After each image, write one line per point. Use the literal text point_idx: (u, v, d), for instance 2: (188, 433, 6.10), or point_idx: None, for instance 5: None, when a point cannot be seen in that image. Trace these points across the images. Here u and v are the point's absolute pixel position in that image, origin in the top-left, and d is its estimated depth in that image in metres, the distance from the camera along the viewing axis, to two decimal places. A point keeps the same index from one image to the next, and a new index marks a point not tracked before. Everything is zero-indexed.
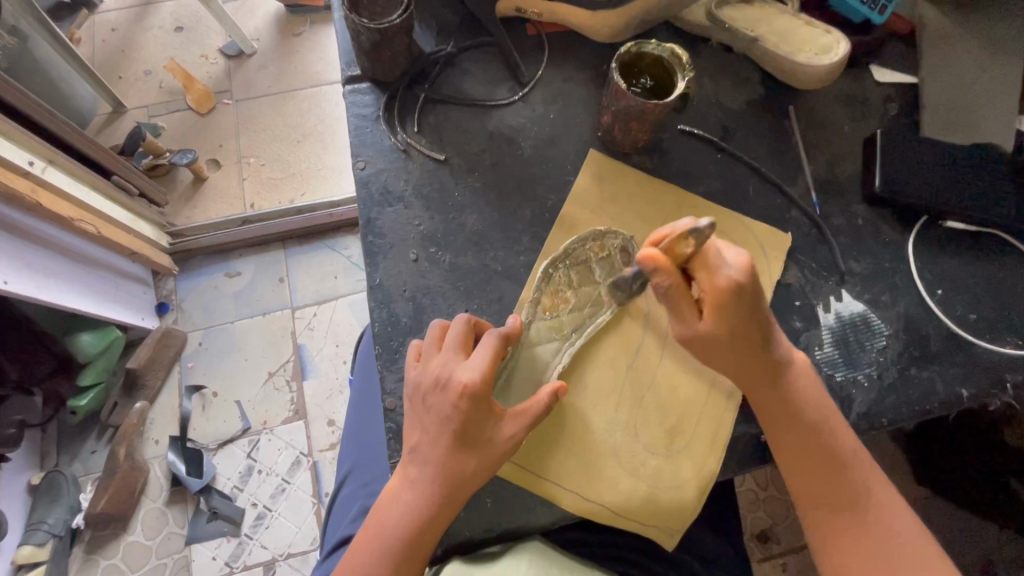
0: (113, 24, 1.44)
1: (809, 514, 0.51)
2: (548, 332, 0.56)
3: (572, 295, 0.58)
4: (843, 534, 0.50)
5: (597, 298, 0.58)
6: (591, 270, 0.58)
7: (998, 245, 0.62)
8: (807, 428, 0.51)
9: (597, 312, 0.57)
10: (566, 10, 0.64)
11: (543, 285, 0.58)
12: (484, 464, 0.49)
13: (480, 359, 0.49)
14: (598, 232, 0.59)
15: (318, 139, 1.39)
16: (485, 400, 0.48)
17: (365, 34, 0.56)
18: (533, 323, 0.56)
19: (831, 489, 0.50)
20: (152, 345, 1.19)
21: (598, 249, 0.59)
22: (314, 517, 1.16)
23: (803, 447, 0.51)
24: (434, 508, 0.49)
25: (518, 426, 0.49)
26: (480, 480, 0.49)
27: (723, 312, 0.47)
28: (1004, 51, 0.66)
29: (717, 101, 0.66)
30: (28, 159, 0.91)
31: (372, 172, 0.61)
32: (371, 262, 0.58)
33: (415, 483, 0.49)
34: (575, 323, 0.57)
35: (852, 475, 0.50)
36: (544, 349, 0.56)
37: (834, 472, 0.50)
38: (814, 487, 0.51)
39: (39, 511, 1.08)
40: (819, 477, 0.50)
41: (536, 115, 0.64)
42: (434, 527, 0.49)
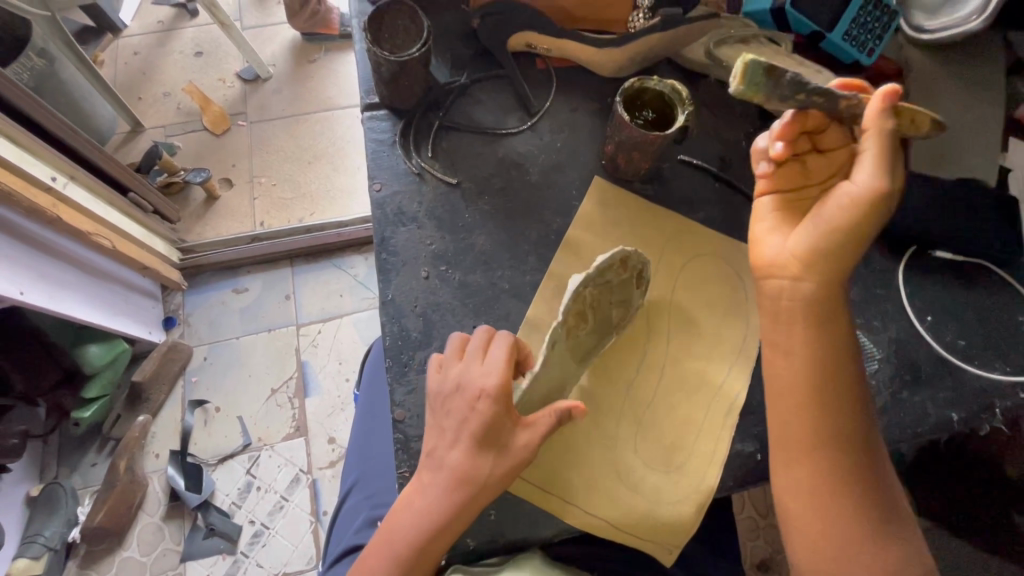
0: (136, 48, 1.50)
1: (805, 467, 0.50)
2: (569, 357, 0.57)
3: (592, 317, 0.58)
4: (830, 479, 0.49)
5: (609, 321, 0.59)
6: (611, 289, 0.58)
7: (985, 275, 0.65)
8: (837, 366, 0.50)
9: (608, 335, 0.60)
10: (573, 46, 0.68)
11: (572, 304, 0.55)
12: (494, 474, 0.51)
13: (498, 363, 0.52)
14: (624, 252, 0.57)
15: (329, 161, 1.44)
16: (501, 407, 0.51)
17: (385, 66, 0.60)
18: (557, 344, 0.54)
19: (838, 433, 0.50)
20: (158, 358, 1.22)
21: (622, 268, 0.57)
22: (312, 536, 1.16)
23: (828, 385, 0.50)
24: (443, 518, 0.50)
25: (535, 436, 0.52)
26: (491, 488, 0.51)
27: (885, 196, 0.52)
28: (987, 90, 0.68)
29: (716, 133, 0.70)
30: (51, 174, 0.95)
31: (387, 194, 0.64)
32: (384, 278, 0.61)
33: (421, 494, 0.51)
34: (587, 347, 0.58)
35: (861, 422, 0.50)
36: (561, 373, 0.57)
37: (841, 415, 0.50)
38: (826, 430, 0.49)
39: (36, 524, 1.08)
40: (834, 420, 0.50)
41: (543, 143, 0.68)
42: (444, 534, 0.50)
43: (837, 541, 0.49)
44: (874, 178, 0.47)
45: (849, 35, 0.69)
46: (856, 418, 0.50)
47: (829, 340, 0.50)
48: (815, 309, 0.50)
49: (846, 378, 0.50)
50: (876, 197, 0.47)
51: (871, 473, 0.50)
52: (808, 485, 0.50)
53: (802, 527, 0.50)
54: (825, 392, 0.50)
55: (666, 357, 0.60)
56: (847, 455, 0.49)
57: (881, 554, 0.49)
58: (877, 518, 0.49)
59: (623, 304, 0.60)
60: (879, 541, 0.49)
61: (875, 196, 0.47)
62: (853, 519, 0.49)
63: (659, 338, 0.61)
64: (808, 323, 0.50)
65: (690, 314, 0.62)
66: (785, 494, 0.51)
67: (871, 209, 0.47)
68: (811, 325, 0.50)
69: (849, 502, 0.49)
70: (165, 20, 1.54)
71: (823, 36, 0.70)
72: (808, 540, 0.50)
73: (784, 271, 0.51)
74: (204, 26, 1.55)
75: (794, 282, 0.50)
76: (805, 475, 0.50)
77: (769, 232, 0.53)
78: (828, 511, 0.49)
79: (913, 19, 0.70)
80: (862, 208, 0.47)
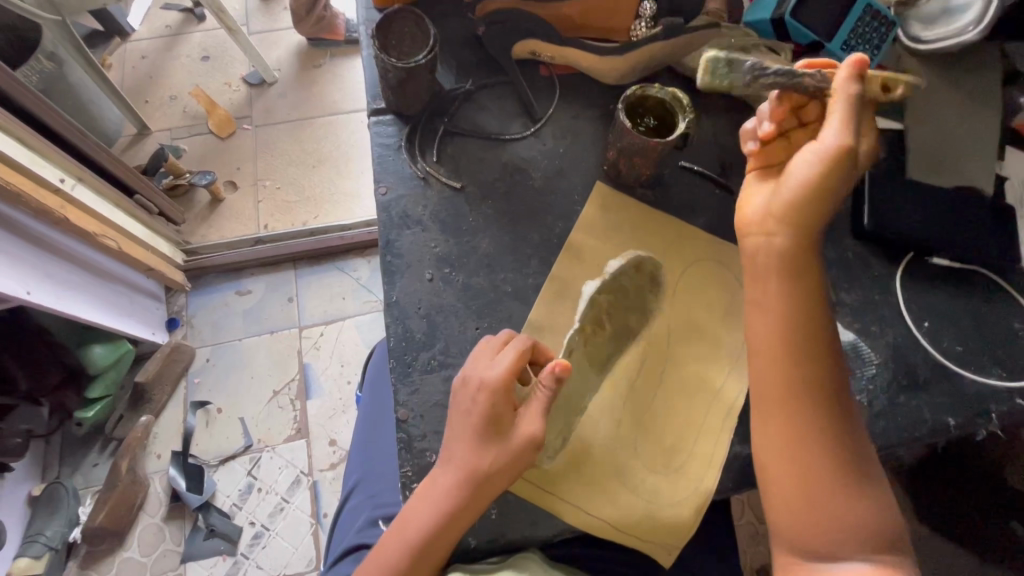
0: (143, 52, 1.52)
1: (777, 420, 0.50)
2: (583, 362, 0.59)
3: (609, 324, 0.61)
4: (807, 431, 0.49)
5: (630, 329, 0.61)
6: (628, 296, 0.62)
7: (981, 281, 0.66)
8: (811, 319, 0.50)
9: (625, 344, 0.61)
10: (577, 54, 0.69)
11: (586, 310, 0.61)
12: (496, 465, 0.52)
13: (505, 360, 0.53)
14: (638, 259, 0.64)
15: (333, 165, 1.45)
16: (503, 401, 0.53)
17: (392, 72, 0.62)
18: (573, 350, 0.59)
19: (812, 385, 0.49)
20: (163, 358, 1.22)
21: (637, 277, 0.64)
22: (312, 538, 1.16)
23: (801, 339, 0.50)
24: (446, 517, 0.51)
25: (538, 423, 0.53)
26: (496, 482, 0.52)
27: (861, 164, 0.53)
28: (983, 100, 0.69)
29: (717, 140, 0.71)
30: (59, 176, 0.96)
31: (392, 198, 0.65)
32: (389, 280, 0.62)
33: (425, 493, 0.52)
34: (605, 354, 0.60)
35: (834, 375, 0.50)
36: (575, 379, 0.59)
37: (814, 369, 0.49)
38: (801, 382, 0.49)
39: (37, 523, 1.08)
40: (809, 371, 0.49)
41: (546, 148, 0.69)
42: (451, 530, 0.51)
43: (815, 492, 0.48)
44: (840, 134, 0.48)
45: (848, 46, 0.69)
46: (829, 371, 0.50)
47: (804, 292, 0.50)
48: (791, 261, 0.50)
49: (820, 330, 0.50)
50: (843, 152, 0.48)
51: (846, 427, 0.50)
52: (786, 438, 0.49)
53: (779, 480, 0.50)
54: (802, 344, 0.50)
55: (666, 359, 0.61)
56: (824, 408, 0.49)
57: (856, 517, 0.48)
58: (853, 470, 0.49)
59: (643, 314, 0.62)
60: (856, 493, 0.48)
61: (839, 151, 0.48)
62: (830, 471, 0.48)
63: (659, 340, 0.62)
64: (783, 275, 0.50)
65: (690, 317, 0.63)
66: (761, 448, 0.51)
67: (836, 163, 0.48)
68: (788, 276, 0.50)
69: (825, 454, 0.49)
70: (173, 25, 1.56)
71: (823, 46, 0.71)
72: (785, 494, 0.49)
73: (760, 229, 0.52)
74: (211, 31, 1.56)
75: (771, 237, 0.51)
76: (781, 427, 0.50)
77: (753, 195, 0.55)
78: (803, 468, 0.49)
79: (910, 30, 0.71)
80: (827, 163, 0.48)
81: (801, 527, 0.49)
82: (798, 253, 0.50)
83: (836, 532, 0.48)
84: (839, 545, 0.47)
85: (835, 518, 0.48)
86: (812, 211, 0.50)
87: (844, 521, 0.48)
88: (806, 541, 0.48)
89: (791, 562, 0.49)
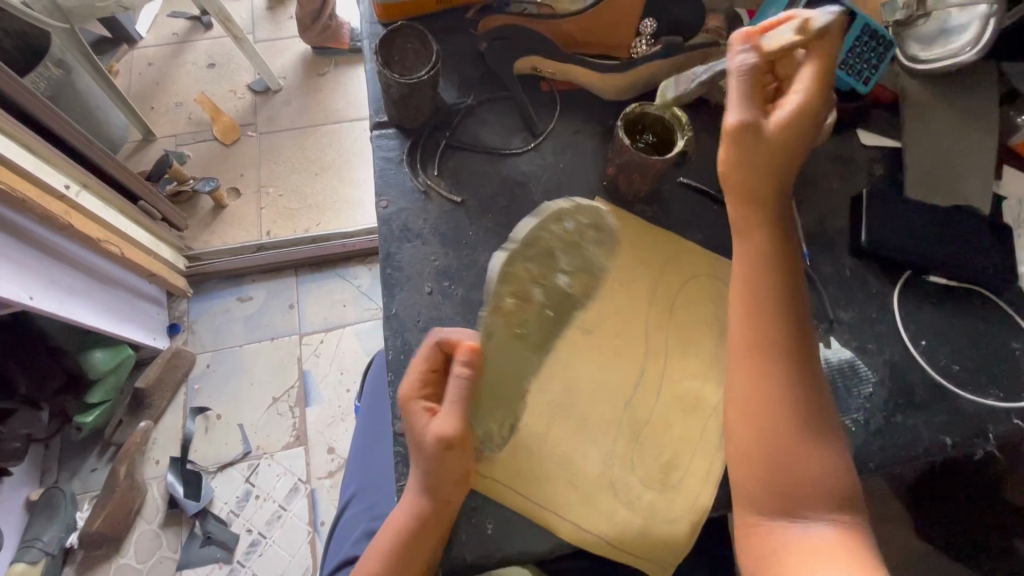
0: (150, 59, 1.54)
1: (739, 373, 0.54)
2: (511, 341, 0.58)
3: (532, 298, 0.59)
4: (770, 385, 0.52)
5: (568, 292, 0.62)
6: (552, 257, 0.61)
7: (979, 300, 0.66)
8: (780, 281, 0.54)
9: (559, 315, 0.61)
10: (578, 71, 0.70)
11: (503, 287, 0.58)
12: (425, 472, 0.52)
13: (417, 361, 0.55)
14: (548, 211, 0.62)
15: (335, 172, 1.46)
16: (414, 405, 0.53)
17: (395, 87, 0.62)
18: (492, 331, 0.57)
19: (778, 341, 0.53)
20: (163, 363, 1.22)
21: (563, 241, 0.62)
22: (308, 546, 1.16)
23: (765, 297, 0.54)
24: (423, 521, 0.52)
25: (454, 417, 0.52)
26: (442, 487, 0.52)
27: (799, 117, 0.51)
28: (981, 120, 0.70)
29: (715, 156, 0.72)
30: (65, 182, 0.97)
31: (393, 210, 0.66)
32: (388, 292, 0.62)
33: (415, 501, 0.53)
34: (547, 326, 0.61)
35: (802, 334, 0.54)
36: (505, 357, 0.58)
37: (776, 326, 0.53)
38: (767, 337, 0.53)
39: (35, 528, 1.08)
40: (778, 330, 0.53)
41: (547, 163, 0.70)
42: (430, 536, 0.52)
43: (774, 444, 0.51)
44: (730, 113, 0.52)
45: (844, 65, 0.70)
46: (796, 330, 0.54)
47: (775, 252, 0.55)
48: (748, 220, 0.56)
49: (785, 289, 0.54)
50: (739, 128, 0.52)
51: (811, 384, 0.53)
52: (752, 392, 0.53)
53: (741, 434, 0.53)
54: (773, 306, 0.54)
55: (665, 374, 0.61)
56: (787, 363, 0.53)
57: (807, 469, 0.50)
58: (814, 427, 0.51)
59: (582, 273, 0.63)
60: (816, 449, 0.51)
61: (730, 131, 0.52)
62: (791, 425, 0.52)
63: (659, 356, 0.62)
64: (745, 236, 0.56)
65: (686, 333, 0.63)
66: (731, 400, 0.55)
67: (731, 141, 0.53)
68: (761, 233, 0.55)
69: (787, 408, 0.52)
70: (180, 32, 1.57)
71: None
72: (747, 446, 0.52)
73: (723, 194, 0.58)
74: (217, 39, 1.58)
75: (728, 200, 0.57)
76: (747, 381, 0.53)
77: None
78: (761, 421, 0.52)
79: (908, 49, 0.72)
80: (727, 142, 0.53)
81: (759, 479, 0.52)
82: (751, 215, 0.56)
83: (790, 490, 0.50)
84: (800, 506, 0.50)
85: (791, 470, 0.51)
86: (750, 179, 0.54)
87: (801, 477, 0.50)
88: (766, 499, 0.51)
89: (753, 521, 0.51)
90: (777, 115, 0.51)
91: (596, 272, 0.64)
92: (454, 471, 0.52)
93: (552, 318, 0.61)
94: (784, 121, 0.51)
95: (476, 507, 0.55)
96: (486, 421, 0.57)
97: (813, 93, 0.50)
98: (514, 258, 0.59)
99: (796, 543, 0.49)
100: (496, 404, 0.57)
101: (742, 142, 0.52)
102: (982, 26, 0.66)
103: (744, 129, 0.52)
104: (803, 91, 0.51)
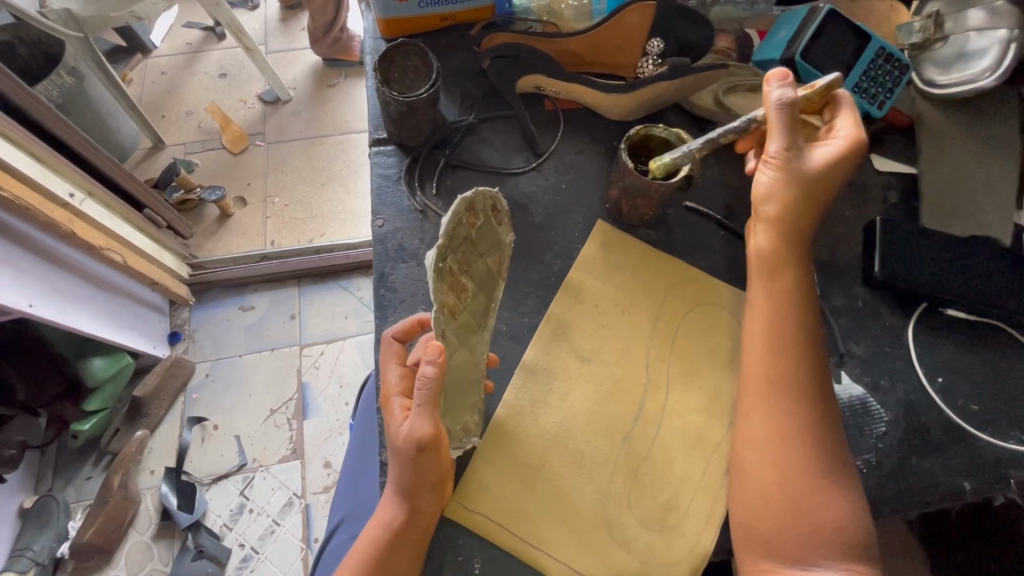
0: (164, 68, 1.55)
1: (755, 409, 0.53)
2: (460, 332, 0.52)
3: (469, 280, 0.53)
4: (789, 424, 0.51)
5: (487, 271, 0.55)
6: (473, 240, 0.53)
7: (998, 335, 0.63)
8: (802, 317, 0.54)
9: (494, 287, 0.57)
10: (580, 91, 0.68)
11: (441, 286, 0.49)
12: (401, 480, 0.49)
13: (391, 368, 0.54)
14: (468, 200, 0.50)
15: (341, 183, 1.46)
16: (396, 406, 0.51)
17: (394, 104, 0.61)
18: (445, 332, 0.50)
19: (795, 379, 0.52)
20: (161, 373, 1.20)
21: (472, 219, 0.52)
22: (301, 563, 1.13)
23: (786, 335, 0.54)
24: (397, 537, 0.50)
25: (425, 416, 0.47)
26: (418, 499, 0.50)
27: (841, 158, 0.54)
28: (1000, 148, 0.67)
29: (722, 180, 0.69)
30: (69, 190, 0.96)
31: (389, 230, 0.64)
32: (381, 314, 0.60)
33: (390, 509, 0.50)
34: (480, 309, 0.55)
35: (818, 372, 0.53)
36: (459, 353, 0.52)
37: (794, 363, 0.53)
38: (783, 375, 0.52)
39: (27, 537, 1.06)
40: (796, 367, 0.53)
41: (548, 184, 0.68)
42: (403, 556, 0.49)
43: (794, 485, 0.50)
44: (784, 146, 0.54)
45: (859, 87, 0.67)
46: (813, 370, 0.53)
47: (798, 288, 0.55)
48: (777, 254, 0.56)
49: (802, 328, 0.54)
50: (786, 156, 0.55)
51: (827, 424, 0.52)
52: (768, 432, 0.52)
53: (759, 475, 0.51)
54: (792, 345, 0.53)
55: (665, 407, 0.59)
56: (802, 400, 0.52)
57: (825, 513, 0.48)
58: (831, 469, 0.50)
59: (493, 249, 0.56)
60: (836, 490, 0.49)
61: (781, 163, 0.55)
62: (810, 467, 0.50)
63: (658, 388, 0.59)
64: (777, 274, 0.56)
65: (691, 365, 0.61)
66: (742, 441, 0.53)
67: (780, 171, 0.55)
68: (791, 272, 0.56)
69: (805, 448, 0.51)
70: (193, 42, 1.59)
71: None
72: (763, 488, 0.50)
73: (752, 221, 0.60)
74: (229, 49, 1.59)
75: (759, 229, 0.58)
76: (765, 420, 0.52)
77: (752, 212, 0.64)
78: (778, 459, 0.51)
79: (925, 73, 0.70)
80: (775, 173, 0.56)
81: (777, 521, 0.49)
82: (783, 249, 0.56)
83: (808, 535, 0.48)
84: (814, 553, 0.48)
85: (812, 512, 0.49)
86: (789, 209, 0.56)
87: (818, 519, 0.48)
88: (782, 542, 0.49)
89: (767, 568, 0.49)
90: (824, 152, 0.55)
91: (507, 246, 0.57)
92: (432, 473, 0.49)
93: (548, 339, 0.60)
94: (829, 157, 0.54)
95: (463, 542, 0.53)
96: (456, 421, 0.53)
97: (851, 136, 0.55)
98: (443, 255, 0.49)
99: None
100: (463, 399, 0.54)
101: (785, 173, 0.55)
102: (1003, 50, 0.63)
103: (791, 165, 0.55)
104: (846, 133, 0.55)
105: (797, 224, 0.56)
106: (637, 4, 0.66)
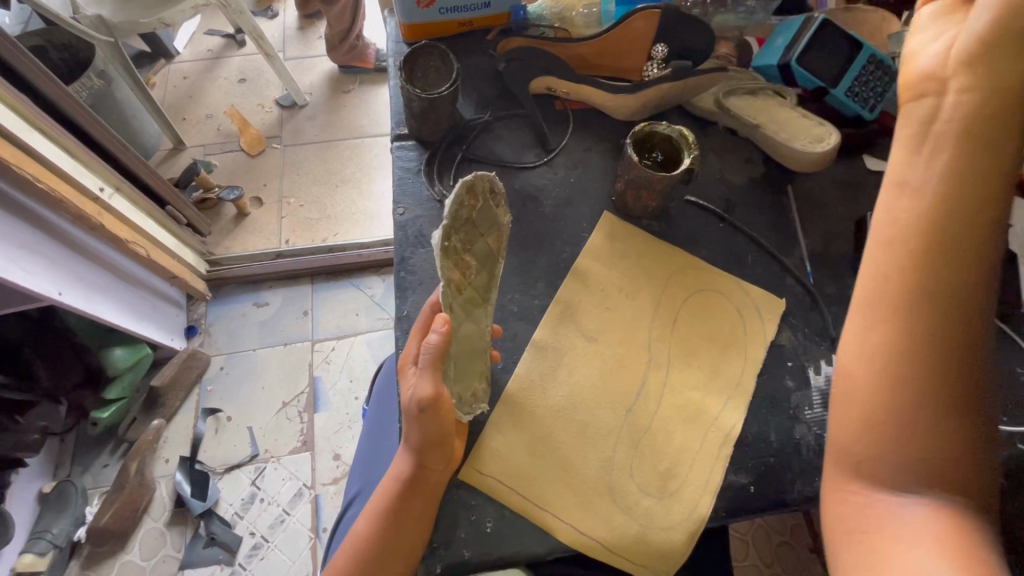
0: (186, 73, 1.62)
1: (875, 324, 0.46)
2: (466, 307, 0.56)
3: (472, 258, 0.56)
4: (913, 341, 0.44)
5: (488, 250, 0.58)
6: (474, 222, 0.55)
7: None
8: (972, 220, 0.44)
9: (494, 268, 0.59)
10: (590, 92, 0.72)
11: (447, 263, 0.53)
12: (418, 441, 0.53)
13: (414, 340, 0.57)
14: (468, 183, 0.53)
15: (354, 186, 1.51)
16: (409, 372, 0.55)
17: (416, 101, 0.66)
18: (450, 304, 0.54)
19: (935, 292, 0.44)
20: (176, 365, 1.26)
21: (473, 202, 0.55)
22: (310, 552, 1.17)
23: (937, 239, 0.44)
24: (411, 497, 0.54)
25: (427, 379, 0.51)
26: (432, 463, 0.54)
27: None
28: None
29: (722, 177, 0.73)
30: (99, 185, 1.02)
31: (409, 218, 0.69)
32: (400, 294, 0.65)
33: (404, 472, 0.55)
34: (483, 284, 0.58)
35: (966, 284, 0.43)
36: (466, 327, 0.56)
37: (935, 274, 0.44)
38: (917, 286, 0.44)
39: (45, 521, 1.11)
40: (936, 277, 0.44)
41: (557, 178, 0.72)
42: (419, 514, 0.53)
43: (900, 409, 0.44)
44: None
45: (851, 91, 0.71)
46: (957, 282, 0.43)
47: (975, 176, 0.45)
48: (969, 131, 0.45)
49: (960, 230, 0.44)
50: None
51: (967, 341, 0.43)
52: (881, 348, 0.45)
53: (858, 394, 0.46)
54: (933, 247, 0.44)
55: (664, 383, 0.63)
56: (936, 314, 0.43)
57: (933, 438, 0.42)
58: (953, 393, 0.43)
59: (492, 229, 0.58)
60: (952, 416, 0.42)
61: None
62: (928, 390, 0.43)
63: (658, 365, 0.63)
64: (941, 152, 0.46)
65: (688, 346, 0.65)
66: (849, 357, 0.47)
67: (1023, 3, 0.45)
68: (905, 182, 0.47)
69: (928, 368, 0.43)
70: (214, 49, 1.66)
71: (828, 91, 0.72)
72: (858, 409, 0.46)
73: (932, 85, 0.48)
74: (249, 55, 1.66)
75: (957, 94, 0.47)
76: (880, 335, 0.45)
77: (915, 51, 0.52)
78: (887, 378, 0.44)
79: None
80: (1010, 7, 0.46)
81: (869, 442, 0.45)
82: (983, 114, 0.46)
83: (908, 456, 0.43)
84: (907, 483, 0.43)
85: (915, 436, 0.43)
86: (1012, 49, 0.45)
87: (922, 446, 0.43)
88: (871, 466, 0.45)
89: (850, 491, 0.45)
90: None
91: (504, 226, 0.59)
92: (438, 433, 0.53)
93: (556, 322, 0.64)
94: None
95: (474, 504, 0.56)
96: (465, 389, 0.57)
97: None
98: (448, 235, 0.53)
99: (887, 507, 0.43)
100: (471, 369, 0.57)
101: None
102: None
103: None
104: None
105: (1000, 86, 0.46)
106: (643, 12, 0.71)
